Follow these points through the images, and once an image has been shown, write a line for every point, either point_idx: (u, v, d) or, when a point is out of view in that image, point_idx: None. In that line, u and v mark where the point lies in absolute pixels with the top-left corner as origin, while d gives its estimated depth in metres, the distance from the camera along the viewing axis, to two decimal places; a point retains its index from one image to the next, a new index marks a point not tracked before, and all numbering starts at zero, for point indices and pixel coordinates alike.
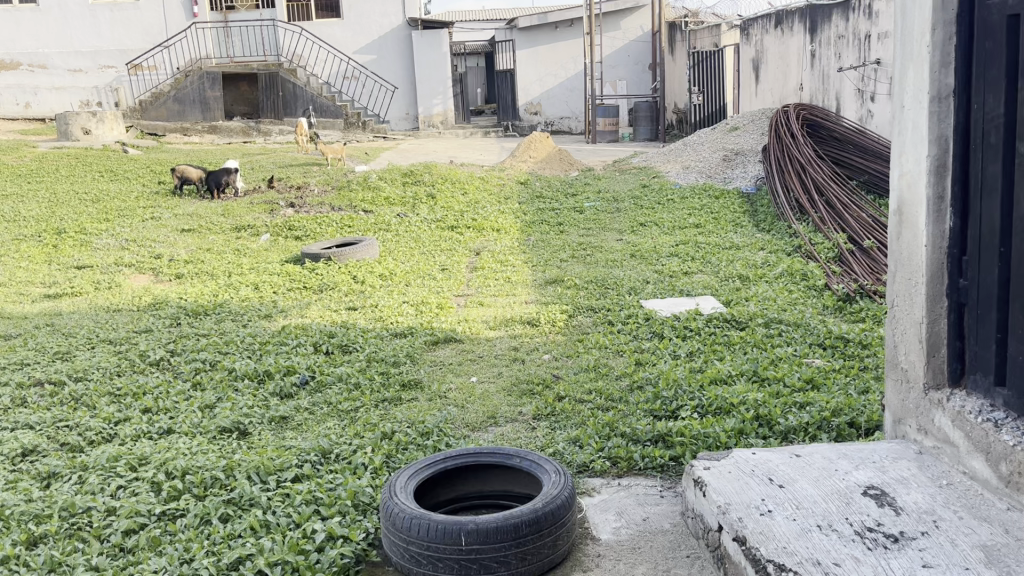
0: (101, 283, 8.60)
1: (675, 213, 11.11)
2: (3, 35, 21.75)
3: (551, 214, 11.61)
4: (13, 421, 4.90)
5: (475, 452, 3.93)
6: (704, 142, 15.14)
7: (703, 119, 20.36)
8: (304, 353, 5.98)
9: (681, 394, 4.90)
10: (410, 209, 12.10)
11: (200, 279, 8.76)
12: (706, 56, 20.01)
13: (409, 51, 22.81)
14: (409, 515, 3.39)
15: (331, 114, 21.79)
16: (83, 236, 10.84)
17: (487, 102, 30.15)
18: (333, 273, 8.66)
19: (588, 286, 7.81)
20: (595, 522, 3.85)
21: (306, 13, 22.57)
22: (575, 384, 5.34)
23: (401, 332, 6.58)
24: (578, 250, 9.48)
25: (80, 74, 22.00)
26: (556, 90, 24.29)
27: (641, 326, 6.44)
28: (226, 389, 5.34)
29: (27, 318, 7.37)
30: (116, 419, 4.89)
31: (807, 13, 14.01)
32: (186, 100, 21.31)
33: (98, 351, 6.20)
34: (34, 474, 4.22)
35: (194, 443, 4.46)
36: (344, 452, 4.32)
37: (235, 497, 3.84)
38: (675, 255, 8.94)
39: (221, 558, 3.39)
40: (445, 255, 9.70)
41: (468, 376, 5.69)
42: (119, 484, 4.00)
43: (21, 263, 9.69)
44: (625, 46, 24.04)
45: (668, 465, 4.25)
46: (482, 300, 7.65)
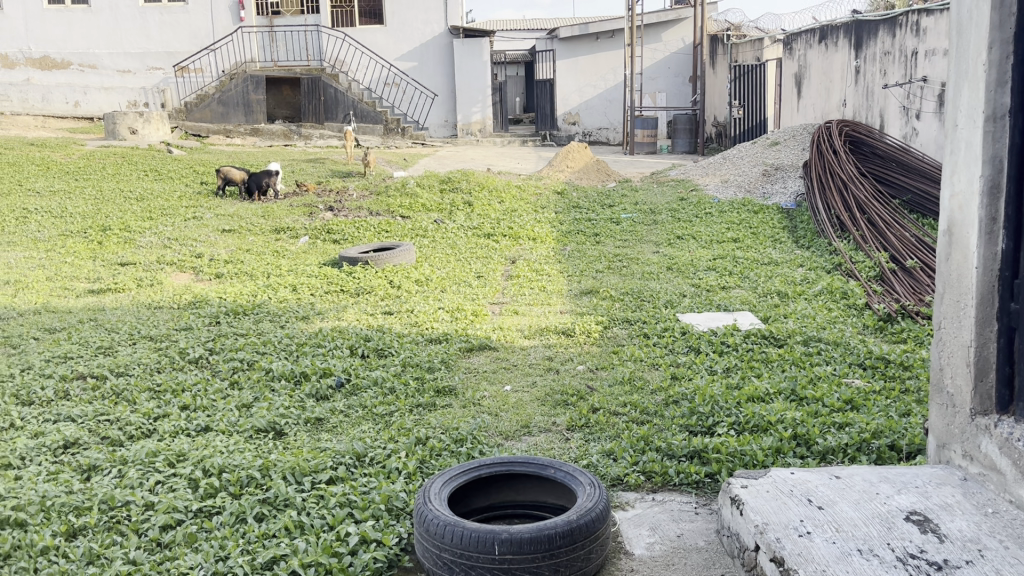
0: (143, 280, 8.74)
1: (713, 227, 11.02)
2: (56, 35, 22.26)
3: (588, 224, 11.58)
4: (56, 413, 4.98)
5: (510, 461, 3.92)
6: (744, 156, 15.01)
7: (742, 133, 20.22)
8: (340, 355, 6.02)
9: (717, 410, 4.85)
10: (447, 216, 12.17)
11: (240, 279, 8.87)
12: (747, 70, 19.85)
13: (450, 58, 22.95)
14: (444, 522, 3.39)
15: (371, 119, 21.93)
16: (126, 233, 11.02)
17: (526, 110, 30.27)
18: (370, 277, 8.73)
19: (625, 297, 7.77)
20: (628, 536, 3.82)
21: (350, 19, 22.79)
22: (609, 396, 5.31)
23: (436, 338, 6.61)
24: (614, 262, 9.44)
25: (129, 74, 22.45)
26: (594, 101, 24.27)
27: (677, 339, 6.39)
28: (264, 389, 5.38)
29: (71, 312, 7.50)
30: (155, 415, 4.95)
31: (852, 28, 13.85)
32: (230, 102, 21.59)
33: (139, 347, 6.29)
34: (74, 466, 4.28)
35: (231, 442, 4.50)
36: (379, 456, 4.33)
37: (270, 497, 3.87)
38: (713, 269, 8.87)
39: (256, 557, 3.42)
40: (481, 262, 9.73)
41: (503, 384, 5.68)
42: (157, 479, 4.05)
43: (65, 259, 9.86)
44: (666, 58, 23.96)
45: (703, 482, 4.20)
46: (517, 309, 7.64)
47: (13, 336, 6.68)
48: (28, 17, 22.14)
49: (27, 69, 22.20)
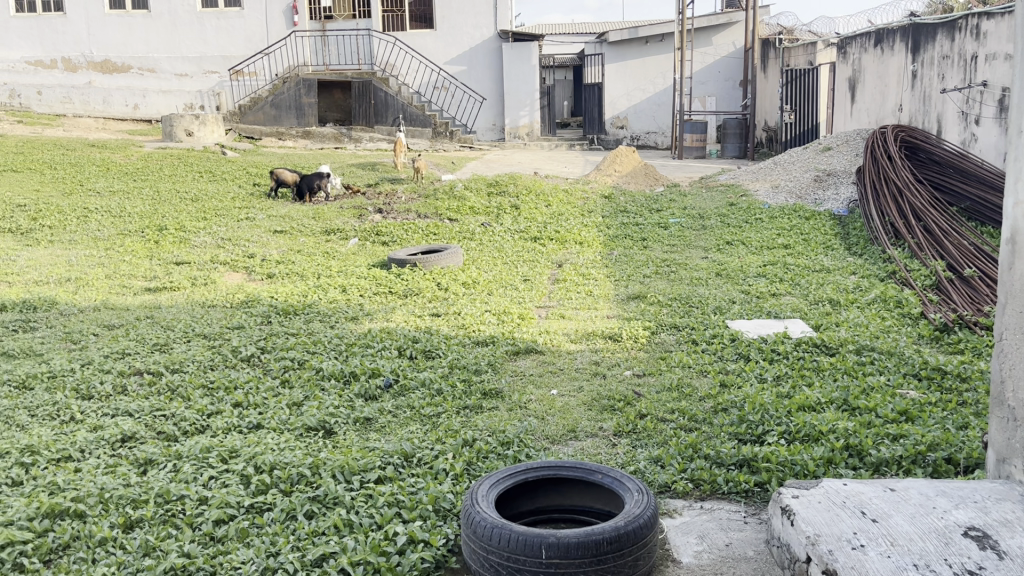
0: (197, 279, 8.92)
1: (763, 233, 10.88)
2: (116, 39, 22.85)
3: (636, 229, 11.50)
4: (114, 407, 5.12)
5: (557, 464, 3.91)
6: (796, 161, 14.79)
7: (794, 138, 19.91)
8: (389, 356, 6.08)
9: (767, 418, 4.78)
10: (494, 219, 12.22)
11: (291, 279, 9.00)
12: (799, 74, 19.54)
13: (499, 62, 23.05)
14: (491, 524, 3.40)
15: (420, 122, 22.15)
16: (182, 233, 11.25)
17: (573, 114, 30.24)
18: (418, 280, 8.78)
19: (672, 303, 7.72)
20: (676, 543, 3.79)
21: (400, 23, 23.02)
22: (656, 402, 5.28)
23: (483, 340, 6.63)
24: (662, 267, 9.37)
25: (186, 78, 22.97)
26: (643, 105, 24.15)
27: (726, 346, 6.32)
28: (314, 388, 5.45)
29: (129, 309, 7.70)
30: (209, 412, 5.04)
31: (909, 31, 13.57)
32: (282, 106, 21.95)
33: (194, 344, 6.42)
34: (131, 460, 4.39)
35: (282, 439, 4.57)
36: (426, 456, 4.37)
37: (320, 495, 3.92)
38: (763, 276, 8.76)
39: (306, 554, 3.48)
40: (528, 266, 9.73)
41: (550, 388, 5.67)
42: (211, 474, 4.13)
43: (123, 257, 10.13)
44: (716, 62, 23.73)
45: (753, 491, 4.15)
46: (563, 313, 7.63)
47: (75, 332, 6.87)
48: (91, 21, 22.76)
49: (88, 73, 22.89)
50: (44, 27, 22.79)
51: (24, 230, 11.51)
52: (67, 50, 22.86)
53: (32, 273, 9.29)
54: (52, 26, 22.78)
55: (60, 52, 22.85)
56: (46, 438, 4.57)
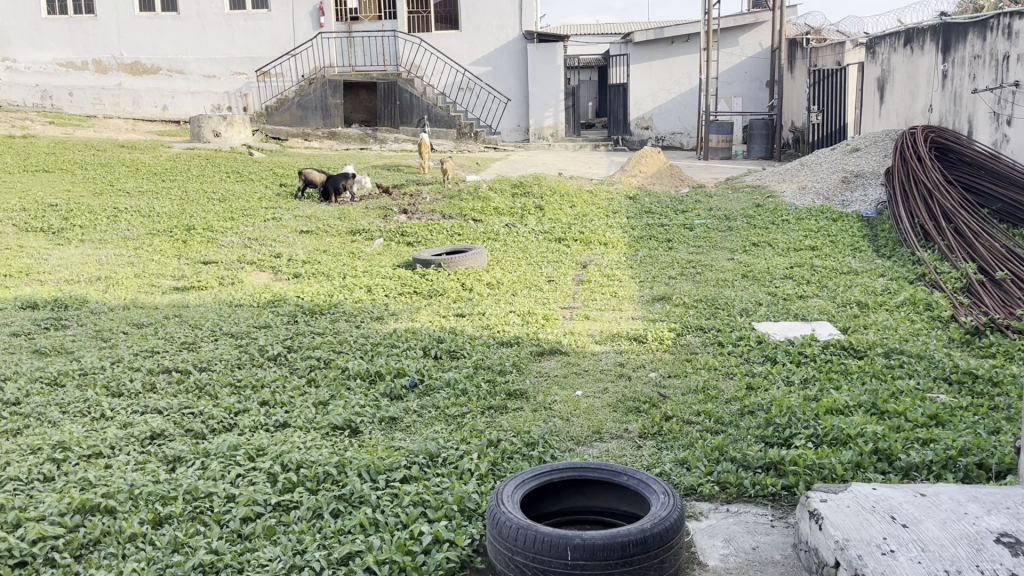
0: (224, 278, 8.99)
1: (790, 234, 10.79)
2: (146, 41, 23.09)
3: (661, 230, 11.45)
4: (143, 405, 5.18)
5: (583, 466, 3.89)
6: (823, 162, 14.66)
7: (821, 139, 19.72)
8: (414, 356, 6.10)
9: (794, 421, 4.74)
10: (519, 219, 12.23)
11: (317, 279, 9.06)
12: (827, 74, 19.36)
13: (524, 63, 23.06)
14: (516, 525, 3.40)
15: (444, 123, 22.17)
16: (209, 233, 11.36)
17: (598, 115, 30.19)
18: (442, 280, 8.81)
19: (698, 304, 7.68)
20: (702, 547, 3.76)
21: (426, 24, 23.12)
22: (682, 405, 5.24)
23: (507, 340, 6.64)
24: (687, 268, 9.33)
25: (214, 80, 23.18)
26: (668, 106, 24.05)
27: (752, 349, 6.27)
28: (340, 387, 5.48)
29: (158, 308, 7.79)
30: (236, 410, 5.09)
31: (939, 31, 13.41)
32: (309, 107, 22.13)
33: (221, 343, 6.48)
34: (161, 457, 4.43)
35: (309, 438, 4.60)
36: (451, 456, 4.37)
37: (346, 494, 3.93)
38: (790, 278, 8.68)
39: (332, 552, 3.49)
40: (552, 266, 9.73)
41: (574, 390, 5.65)
42: (239, 472, 4.17)
43: (152, 256, 10.27)
44: (742, 63, 23.57)
45: (780, 494, 4.11)
46: (588, 314, 7.61)
47: (105, 330, 6.95)
48: (121, 23, 23.02)
49: (118, 75, 23.15)
50: (76, 29, 23.06)
51: (55, 229, 11.68)
52: (98, 52, 23.13)
53: (63, 271, 9.43)
54: (83, 28, 23.06)
55: (91, 55, 23.12)
56: (78, 435, 4.63)
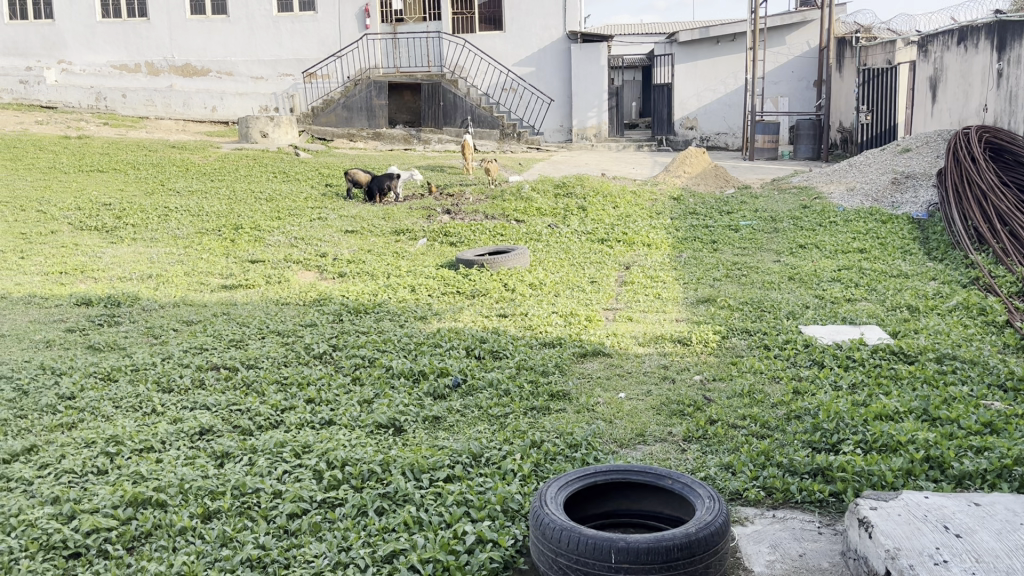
0: (271, 277, 9.11)
1: (838, 236, 10.61)
2: (196, 43, 23.53)
3: (705, 231, 11.35)
4: (192, 401, 5.28)
5: (625, 469, 3.87)
6: (872, 162, 14.38)
7: (870, 139, 19.35)
8: (457, 356, 6.12)
9: (843, 427, 4.65)
10: (562, 220, 12.21)
11: (361, 279, 9.14)
12: (877, 73, 19.00)
13: (568, 63, 23.01)
14: (559, 526, 3.39)
15: (487, 124, 22.26)
16: (257, 233, 11.52)
17: (642, 115, 30.02)
18: (484, 280, 8.83)
19: (743, 307, 7.58)
20: (747, 552, 3.72)
21: (470, 25, 23.20)
22: (727, 408, 5.18)
23: (550, 342, 6.62)
24: (732, 270, 9.23)
25: (262, 81, 23.54)
26: (713, 106, 23.80)
27: (798, 352, 6.17)
28: (384, 386, 5.53)
29: (207, 306, 7.93)
30: (282, 407, 5.16)
31: (994, 29, 13.10)
32: (354, 108, 22.37)
33: (268, 341, 6.57)
34: (209, 452, 4.51)
35: (354, 436, 4.65)
36: (494, 456, 4.38)
37: (391, 492, 3.97)
38: (837, 280, 8.53)
39: (377, 550, 3.52)
40: (595, 267, 9.70)
41: (617, 392, 5.62)
42: (285, 469, 4.23)
43: (202, 255, 10.46)
44: (789, 62, 23.24)
45: (828, 501, 4.05)
46: (631, 316, 7.56)
47: (156, 327, 7.10)
48: (172, 26, 23.47)
49: (170, 77, 23.66)
50: (129, 32, 23.55)
51: (109, 228, 11.96)
52: (150, 54, 23.63)
53: (116, 269, 9.65)
54: (136, 31, 23.55)
55: (144, 57, 23.64)
56: (130, 429, 4.74)
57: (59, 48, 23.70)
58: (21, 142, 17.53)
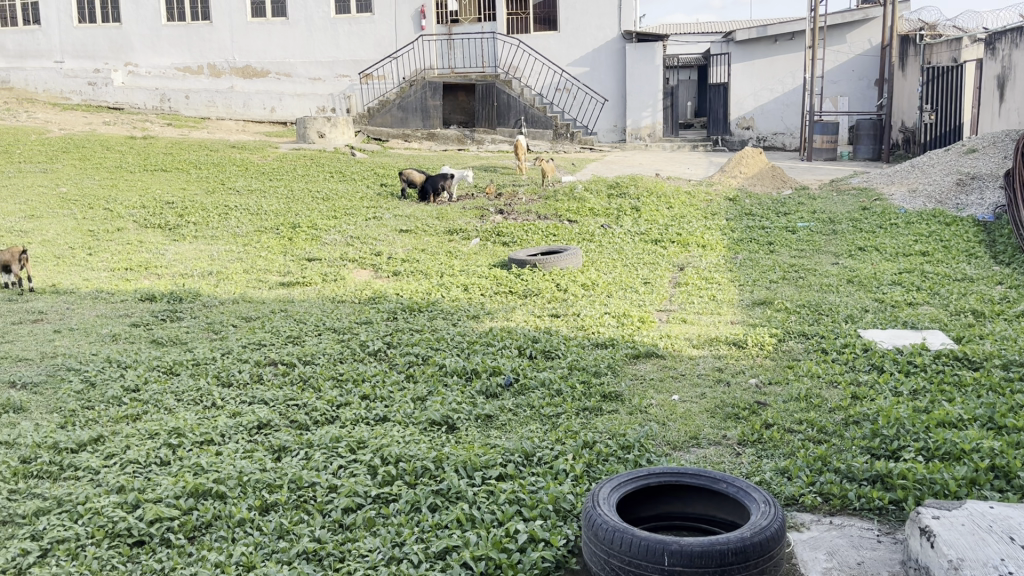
0: (328, 275, 9.25)
1: (899, 238, 10.37)
2: (257, 46, 23.99)
3: (761, 232, 11.20)
4: (251, 396, 5.39)
5: (680, 472, 3.84)
6: (936, 163, 14.01)
7: (934, 139, 18.85)
8: (509, 355, 6.13)
9: (903, 433, 4.54)
10: (614, 220, 12.14)
11: (415, 277, 9.24)
12: (942, 71, 18.48)
13: (623, 62, 22.88)
14: (612, 527, 3.38)
15: (541, 124, 22.28)
16: (314, 231, 11.72)
17: (697, 115, 29.71)
18: (537, 280, 8.84)
19: (801, 309, 7.45)
20: (804, 558, 3.66)
21: (525, 26, 23.23)
22: (784, 412, 5.10)
23: (602, 343, 6.60)
24: (790, 272, 9.08)
25: (319, 82, 23.91)
26: (771, 105, 23.42)
27: (858, 357, 6.04)
28: (437, 383, 5.58)
29: (265, 302, 8.10)
30: (338, 403, 5.24)
31: None
32: (409, 108, 22.60)
33: (324, 337, 6.68)
34: (267, 446, 4.60)
35: (407, 432, 4.69)
36: (546, 456, 4.38)
37: (444, 489, 4.01)
38: (898, 284, 8.32)
39: (430, 546, 3.57)
40: (648, 268, 9.64)
41: (671, 393, 5.58)
42: (340, 463, 4.30)
43: (262, 253, 10.68)
44: (850, 60, 22.74)
45: (887, 508, 3.96)
46: (685, 317, 7.50)
47: (216, 322, 7.27)
48: (234, 28, 23.97)
49: (231, 78, 24.19)
50: (193, 35, 24.12)
51: (172, 226, 12.27)
52: (213, 57, 24.17)
53: (179, 266, 9.90)
54: (199, 34, 24.10)
55: (206, 59, 24.20)
56: (191, 422, 4.87)
57: (125, 51, 24.36)
58: (89, 143, 18.08)
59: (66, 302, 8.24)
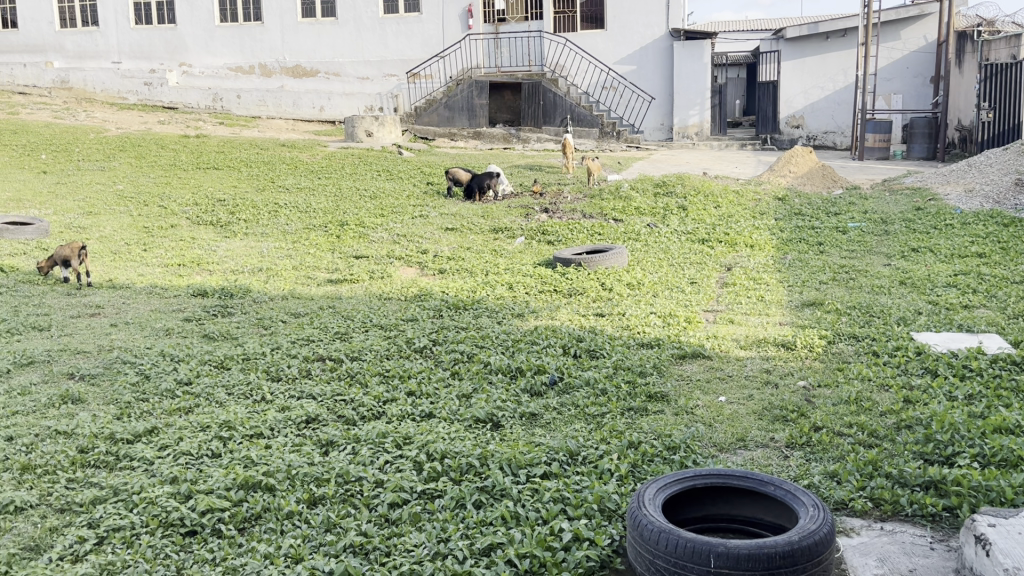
0: (375, 273, 9.34)
1: (954, 239, 10.14)
2: (307, 45, 24.31)
3: (811, 232, 11.04)
4: (300, 390, 5.47)
5: (727, 474, 3.80)
6: (994, 163, 13.63)
7: (992, 138, 18.36)
8: (554, 354, 6.13)
9: (958, 438, 4.43)
10: (661, 220, 12.04)
11: (460, 275, 9.29)
12: (1000, 69, 17.99)
13: (670, 61, 22.69)
14: (658, 528, 3.36)
15: (587, 123, 22.27)
16: (362, 229, 11.84)
17: (745, 113, 29.37)
18: (582, 279, 8.82)
19: (851, 311, 7.32)
20: (853, 564, 3.60)
21: (572, 24, 23.15)
22: (832, 416, 5.02)
23: (647, 342, 6.57)
24: (840, 272, 8.94)
25: (367, 81, 24.13)
26: (821, 103, 23.02)
27: (911, 360, 5.91)
28: (482, 381, 5.61)
29: (314, 299, 8.21)
30: (384, 399, 5.29)
31: None
32: (455, 107, 22.70)
33: (371, 334, 6.76)
34: (315, 440, 4.67)
35: (452, 429, 4.72)
36: (591, 456, 4.37)
37: (488, 486, 4.03)
38: (953, 286, 8.14)
39: (475, 542, 3.59)
40: (695, 268, 9.55)
41: (717, 395, 5.52)
42: (387, 459, 4.35)
43: (310, 249, 10.85)
44: (904, 57, 22.25)
45: (941, 515, 3.87)
46: (732, 317, 7.43)
47: (266, 318, 7.39)
48: (285, 28, 24.31)
49: (282, 77, 24.57)
50: (245, 36, 24.52)
51: (223, 223, 12.50)
52: (264, 56, 24.56)
53: (230, 262, 10.09)
54: (251, 35, 24.49)
55: (257, 59, 24.60)
56: (242, 415, 4.96)
57: (180, 52, 24.88)
58: (145, 141, 18.49)
59: (122, 297, 8.45)
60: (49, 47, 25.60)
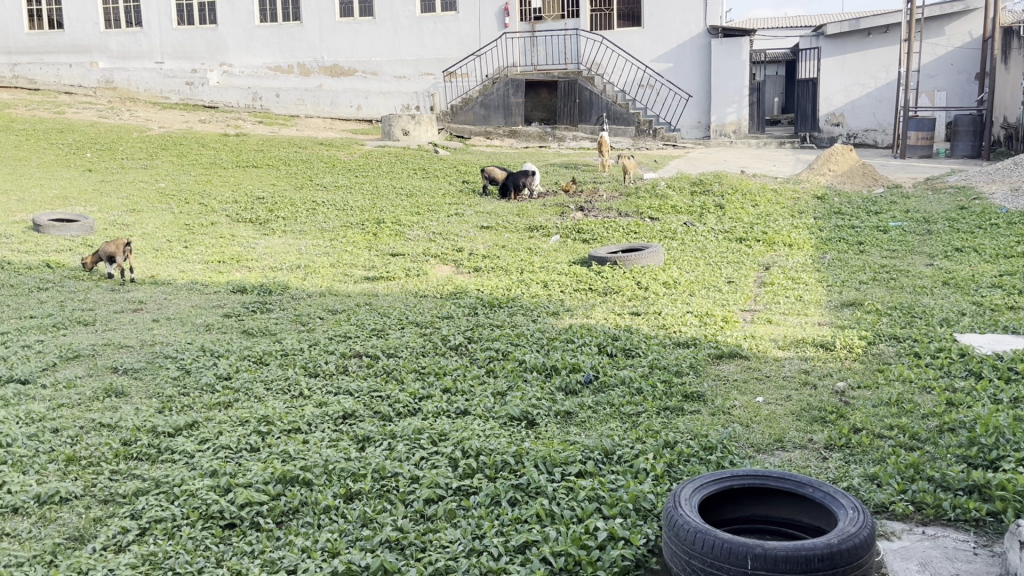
0: (411, 270, 9.40)
1: (999, 238, 9.93)
2: (345, 44, 24.49)
3: (851, 231, 10.88)
4: (337, 386, 5.52)
5: (764, 475, 3.76)
6: None
7: None
8: (589, 353, 6.11)
9: (1003, 443, 4.33)
10: (698, 218, 11.95)
11: (495, 273, 9.30)
12: None
13: (708, 58, 22.49)
14: (695, 528, 3.34)
15: (623, 121, 22.22)
16: (398, 227, 11.91)
17: (784, 111, 29.04)
18: (617, 278, 8.79)
19: (892, 312, 7.20)
20: (894, 568, 3.54)
21: (608, 22, 23.04)
22: (872, 417, 4.94)
23: (684, 342, 6.52)
24: (880, 272, 8.79)
25: (404, 80, 24.26)
26: (862, 101, 22.66)
27: (953, 362, 5.79)
28: (517, 378, 5.61)
29: (351, 296, 8.27)
30: (420, 396, 5.31)
31: None
32: (491, 106, 22.74)
33: (407, 331, 6.80)
34: (352, 436, 4.71)
35: (487, 426, 4.73)
36: (627, 455, 4.35)
37: (523, 483, 4.03)
38: (999, 286, 7.96)
39: (509, 539, 3.60)
40: (733, 267, 9.46)
41: (755, 395, 5.46)
42: (422, 455, 4.37)
43: (347, 247, 10.95)
44: (948, 54, 21.80)
45: (985, 520, 3.80)
46: (770, 317, 7.35)
47: (303, 314, 7.47)
48: (323, 28, 24.54)
49: (320, 77, 24.80)
50: (284, 36, 24.79)
51: (262, 220, 12.67)
52: (303, 56, 24.81)
53: (268, 260, 10.21)
54: (290, 35, 24.75)
55: (296, 59, 24.86)
56: (280, 410, 5.02)
57: (221, 52, 25.22)
58: (186, 140, 18.78)
59: (164, 293, 8.59)
60: (94, 47, 26.12)
